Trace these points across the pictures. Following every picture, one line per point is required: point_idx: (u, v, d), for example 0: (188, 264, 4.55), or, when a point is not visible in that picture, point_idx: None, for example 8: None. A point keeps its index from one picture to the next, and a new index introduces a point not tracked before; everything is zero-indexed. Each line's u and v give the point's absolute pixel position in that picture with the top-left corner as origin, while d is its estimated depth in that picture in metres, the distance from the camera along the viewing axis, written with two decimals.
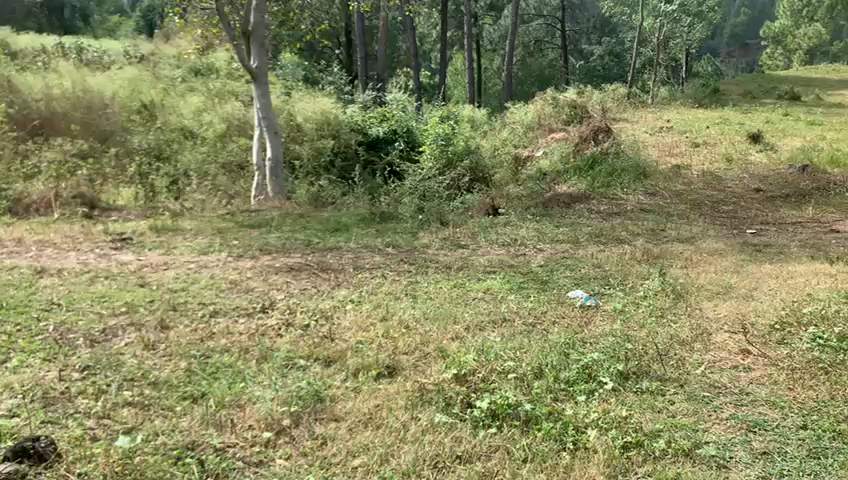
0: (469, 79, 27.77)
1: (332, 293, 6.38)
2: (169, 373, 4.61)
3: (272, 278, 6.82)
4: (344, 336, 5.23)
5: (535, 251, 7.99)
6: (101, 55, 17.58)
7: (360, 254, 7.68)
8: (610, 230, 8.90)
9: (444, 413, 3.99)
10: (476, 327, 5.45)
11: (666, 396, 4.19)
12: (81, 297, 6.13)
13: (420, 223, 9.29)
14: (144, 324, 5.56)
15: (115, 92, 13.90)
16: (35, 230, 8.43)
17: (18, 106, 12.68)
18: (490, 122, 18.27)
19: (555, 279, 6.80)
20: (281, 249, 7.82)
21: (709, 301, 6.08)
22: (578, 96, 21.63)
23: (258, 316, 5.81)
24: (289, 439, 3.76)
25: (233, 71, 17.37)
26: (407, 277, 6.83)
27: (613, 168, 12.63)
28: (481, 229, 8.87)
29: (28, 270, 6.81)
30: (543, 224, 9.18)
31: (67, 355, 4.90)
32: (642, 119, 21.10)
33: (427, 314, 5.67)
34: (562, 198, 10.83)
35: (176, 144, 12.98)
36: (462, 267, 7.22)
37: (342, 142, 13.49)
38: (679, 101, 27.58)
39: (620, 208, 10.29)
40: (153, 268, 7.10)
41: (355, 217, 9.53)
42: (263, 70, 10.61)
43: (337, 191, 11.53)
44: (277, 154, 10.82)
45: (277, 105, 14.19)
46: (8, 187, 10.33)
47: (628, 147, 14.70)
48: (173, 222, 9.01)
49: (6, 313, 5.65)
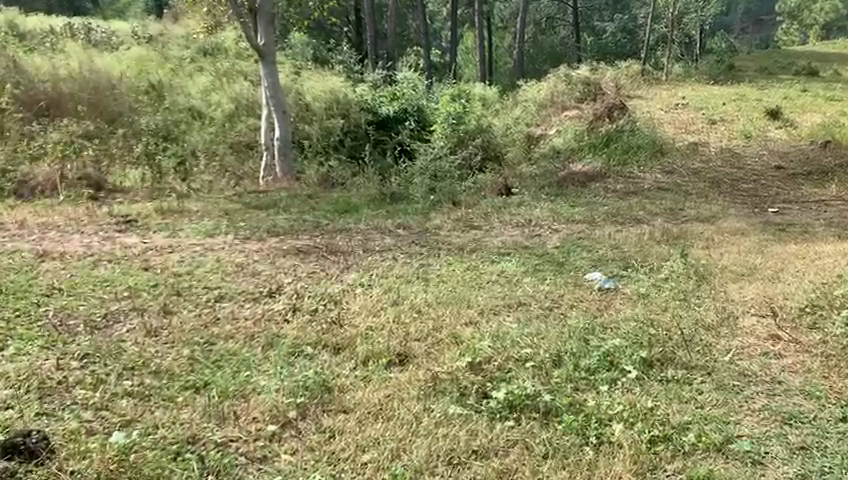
0: (479, 57, 27.29)
1: (341, 277, 6.17)
2: (171, 362, 4.43)
3: (280, 261, 6.61)
4: (353, 321, 5.01)
5: (550, 232, 7.74)
6: (109, 36, 17.36)
7: (370, 236, 7.46)
8: (627, 210, 8.62)
9: (458, 404, 3.78)
10: (491, 311, 5.24)
11: (693, 386, 3.97)
12: (83, 281, 5.95)
13: (432, 204, 9.05)
14: (147, 309, 5.37)
15: (121, 73, 13.69)
16: (40, 213, 8.26)
17: (24, 86, 12.46)
18: (502, 100, 17.90)
19: (572, 261, 6.56)
20: (290, 231, 7.61)
21: (734, 283, 5.82)
22: (591, 73, 21.21)
23: (264, 301, 5.61)
24: (295, 434, 3.56)
25: (240, 51, 17.08)
26: (419, 259, 6.62)
27: (629, 146, 12.34)
28: (494, 209, 8.63)
29: (30, 254, 6.64)
30: (557, 204, 8.92)
31: (67, 343, 4.73)
32: (657, 96, 20.67)
33: (440, 298, 5.46)
34: (577, 177, 10.54)
35: (184, 124, 12.77)
36: (475, 249, 6.98)
37: (352, 121, 13.22)
38: (694, 78, 27.06)
39: (637, 187, 10.00)
40: (158, 251, 6.91)
41: (365, 197, 9.30)
42: (270, 48, 10.32)
43: (347, 171, 11.31)
44: (286, 134, 10.57)
45: (285, 83, 13.90)
46: (12, 169, 10.17)
47: (644, 124, 14.35)
48: (179, 204, 8.81)
49: (5, 299, 5.47)
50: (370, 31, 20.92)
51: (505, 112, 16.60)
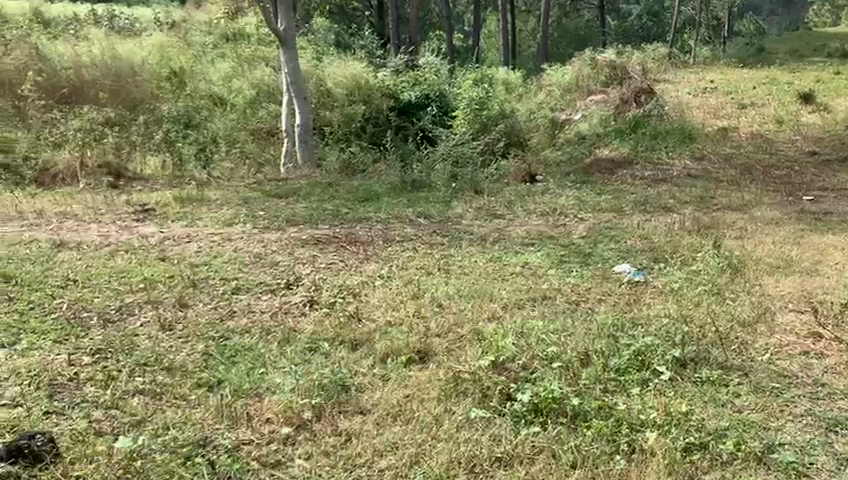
0: (503, 41, 26.89)
1: (360, 268, 6.00)
2: (185, 357, 4.31)
3: (299, 251, 6.46)
4: (372, 315, 4.86)
5: (576, 222, 7.50)
6: (132, 22, 17.30)
7: (390, 225, 7.29)
8: (656, 198, 8.33)
9: (480, 407, 3.60)
10: (515, 305, 5.06)
11: (730, 388, 3.77)
12: (99, 272, 5.85)
13: (453, 192, 8.84)
14: (162, 302, 5.25)
15: (143, 59, 13.60)
16: (60, 201, 8.20)
17: (47, 74, 12.43)
18: (527, 84, 17.56)
19: (599, 252, 6.34)
20: (309, 220, 7.46)
21: (769, 275, 5.57)
22: (618, 57, 20.77)
23: (282, 293, 5.46)
24: (310, 436, 3.42)
25: (262, 37, 16.92)
26: (440, 250, 6.44)
27: (657, 132, 12.05)
28: (517, 197, 8.40)
29: (47, 243, 6.56)
30: (583, 192, 8.66)
31: (80, 337, 4.63)
32: (685, 80, 20.20)
33: (462, 291, 5.28)
34: (603, 163, 10.26)
35: (205, 111, 12.68)
36: (498, 239, 6.78)
37: (373, 108, 13.03)
38: (723, 61, 26.46)
39: (666, 174, 9.70)
40: (175, 241, 6.80)
41: (386, 184, 9.12)
42: (290, 33, 10.14)
43: (368, 158, 11.14)
44: (306, 120, 10.41)
45: (306, 69, 13.72)
46: (34, 156, 10.14)
47: (672, 109, 14.00)
48: (199, 192, 8.70)
49: (20, 290, 5.39)
50: (392, 16, 20.67)
51: (530, 96, 16.27)
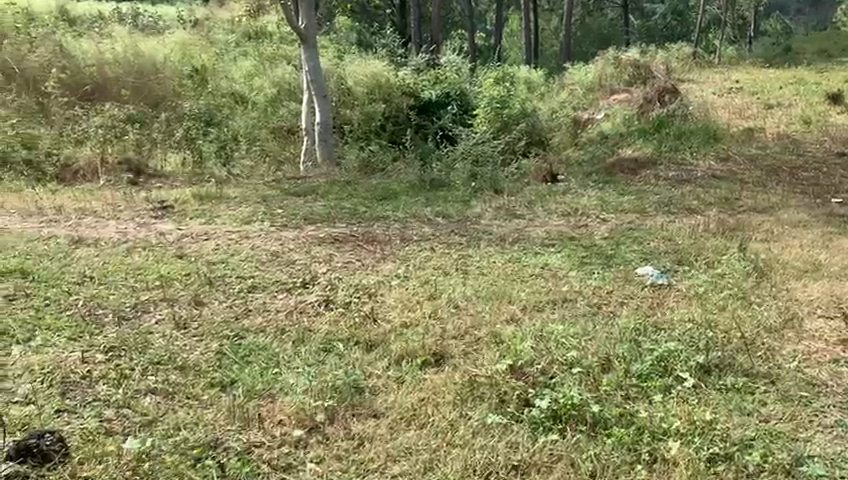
0: (525, 40, 26.70)
1: (377, 267, 5.93)
2: (198, 356, 4.25)
3: (315, 250, 6.40)
4: (388, 316, 4.78)
5: (598, 222, 7.37)
6: (156, 20, 17.38)
7: (409, 224, 7.21)
8: (679, 199, 8.17)
9: (497, 412, 3.51)
10: (534, 308, 4.95)
11: (756, 397, 3.65)
12: (115, 269, 5.83)
13: (472, 191, 8.74)
14: (178, 299, 5.21)
15: (165, 57, 13.64)
16: (80, 198, 8.21)
17: (70, 71, 12.51)
18: (548, 83, 17.39)
19: (621, 253, 6.22)
20: (327, 219, 7.40)
21: (797, 280, 5.42)
22: (642, 56, 20.53)
23: (297, 292, 5.40)
24: (322, 439, 3.35)
25: (284, 35, 16.92)
26: (458, 250, 6.34)
27: (680, 132, 11.86)
28: (538, 197, 8.29)
29: (66, 240, 6.56)
30: (605, 192, 8.53)
31: (95, 335, 4.60)
32: (710, 80, 19.92)
33: (480, 292, 5.19)
34: (626, 164, 10.10)
35: (226, 108, 12.68)
36: (518, 239, 6.67)
37: (393, 106, 12.96)
38: (748, 61, 26.09)
39: (690, 175, 9.53)
40: (193, 238, 6.77)
41: (405, 183, 9.04)
42: (310, 31, 10.11)
43: (388, 157, 11.07)
44: (326, 119, 10.36)
45: (327, 68, 13.68)
46: (57, 153, 10.19)
47: (696, 109, 13.79)
48: (218, 189, 8.68)
49: (37, 287, 5.38)
50: (414, 15, 20.59)
51: (552, 95, 16.11)
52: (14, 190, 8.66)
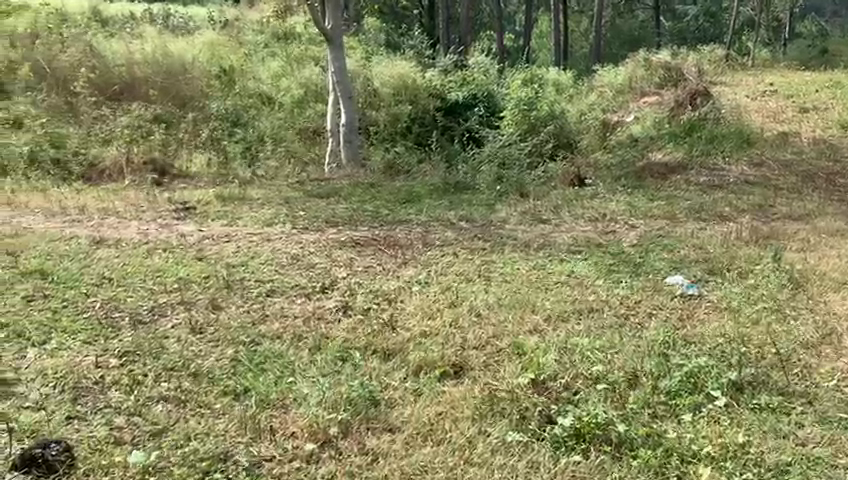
0: (555, 41, 26.40)
1: (398, 273, 5.81)
2: (213, 362, 4.16)
3: (336, 253, 6.29)
4: (407, 323, 4.65)
5: (626, 228, 7.18)
6: (186, 21, 17.46)
7: (432, 228, 7.08)
8: (711, 205, 7.94)
9: (517, 429, 3.37)
10: (559, 318, 4.80)
11: (792, 417, 3.47)
12: (135, 270, 5.78)
13: (498, 195, 8.58)
14: (195, 303, 5.14)
15: (194, 58, 13.67)
16: (105, 197, 8.21)
17: (100, 71, 12.58)
18: (578, 85, 17.15)
19: (650, 261, 6.03)
20: (349, 222, 7.30)
21: (835, 292, 5.20)
22: (674, 58, 20.17)
23: (316, 297, 5.30)
24: (335, 454, 3.25)
25: (312, 36, 16.89)
26: (481, 256, 6.20)
27: (712, 136, 11.59)
28: (565, 202, 8.11)
29: (87, 240, 6.53)
30: (635, 197, 8.32)
31: (110, 338, 4.54)
32: (743, 82, 19.51)
33: (503, 300, 5.04)
34: (656, 168, 9.88)
35: (253, 109, 12.65)
36: (543, 245, 6.50)
37: (420, 108, 12.84)
38: (783, 64, 25.55)
39: (722, 180, 9.27)
40: (214, 240, 6.70)
41: (429, 186, 8.92)
42: (337, 32, 10.02)
43: (413, 159, 10.96)
44: (351, 120, 10.26)
45: (354, 69, 13.61)
46: (84, 152, 10.23)
47: (729, 113, 13.48)
48: (241, 190, 8.62)
49: (56, 288, 5.35)
50: (443, 16, 20.48)
51: (581, 97, 15.86)
52: (41, 189, 8.69)
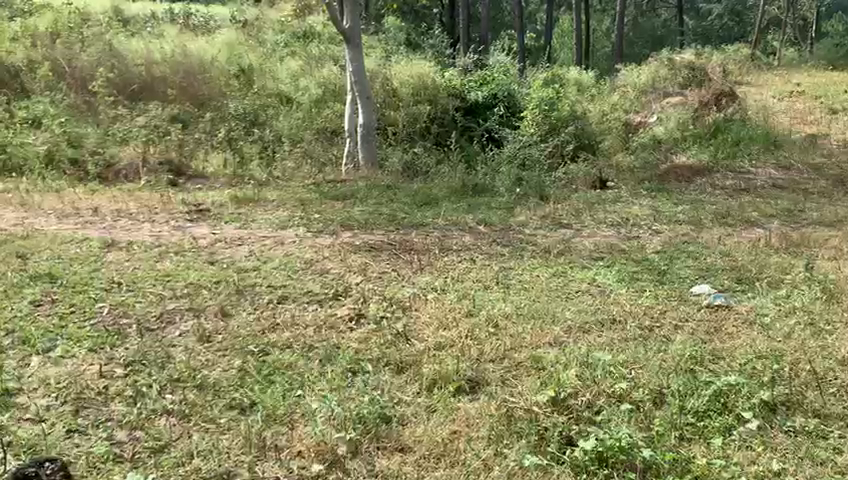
0: (577, 40, 26.07)
1: (413, 280, 5.64)
2: (219, 373, 4.02)
3: (351, 258, 6.13)
4: (422, 335, 4.48)
5: (650, 234, 6.96)
6: (207, 20, 17.41)
7: (449, 232, 6.90)
8: (738, 210, 7.69)
9: (535, 452, 3.20)
10: (580, 330, 4.60)
11: (830, 442, 3.26)
12: (145, 275, 5.65)
13: (517, 198, 8.38)
14: (204, 310, 5.00)
15: (213, 57, 13.60)
16: (120, 199, 8.11)
17: (119, 71, 12.53)
18: (599, 84, 16.88)
19: (675, 271, 5.82)
20: (365, 225, 7.13)
21: None
22: (697, 57, 19.83)
23: (329, 305, 5.14)
24: (343, 475, 3.11)
25: (332, 35, 16.77)
26: (500, 262, 6.01)
27: (738, 138, 11.29)
28: (586, 205, 7.88)
29: (99, 242, 6.42)
30: (658, 201, 8.08)
31: (115, 346, 4.41)
32: (768, 83, 19.13)
33: (521, 310, 4.85)
34: (681, 170, 9.62)
35: (271, 109, 12.53)
36: (564, 251, 6.29)
37: (439, 108, 12.66)
38: (810, 64, 25.05)
39: (749, 184, 9.00)
40: (226, 243, 6.57)
41: (447, 188, 8.73)
42: (355, 31, 9.85)
43: (432, 160, 10.77)
44: (369, 121, 10.10)
45: (372, 68, 13.44)
46: (101, 151, 10.14)
47: (756, 114, 13.18)
48: (256, 192, 8.49)
49: (64, 293, 5.24)
50: (463, 15, 20.29)
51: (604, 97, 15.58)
52: (56, 189, 8.61)
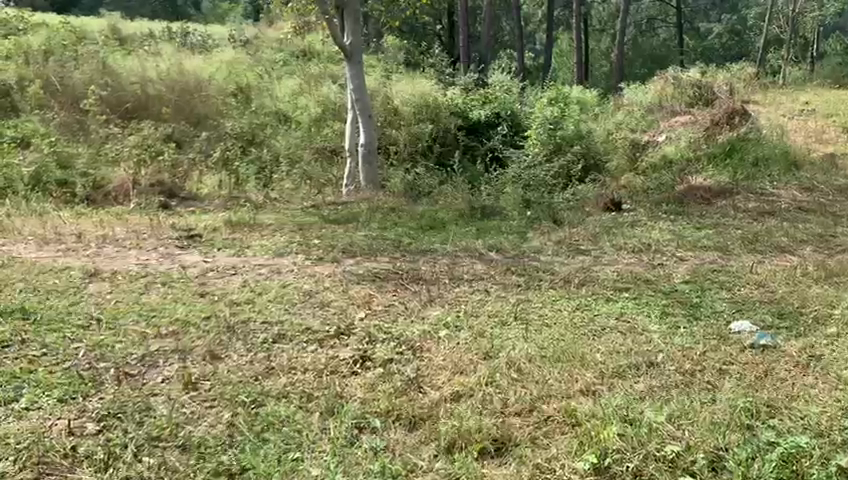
0: (578, 60, 25.72)
1: (422, 314, 5.12)
2: (205, 431, 3.53)
3: (354, 289, 5.62)
4: (437, 382, 3.99)
5: (675, 261, 6.46)
6: (206, 39, 16.99)
7: (459, 259, 6.40)
8: (766, 235, 7.19)
9: None
10: (613, 375, 4.10)
11: None
12: (129, 309, 5.14)
13: (528, 221, 7.88)
14: (191, 352, 4.48)
15: (210, 76, 13.20)
16: (107, 223, 7.60)
17: (112, 88, 12.10)
18: (605, 103, 16.48)
19: (708, 304, 5.32)
20: (368, 251, 6.62)
21: None
22: (703, 76, 19.47)
23: (331, 344, 4.63)
24: None
25: (331, 53, 16.34)
26: (517, 294, 5.50)
27: (755, 158, 10.83)
28: (604, 230, 7.38)
29: (80, 272, 5.90)
30: (680, 226, 7.58)
31: (89, 396, 3.89)
32: (777, 101, 18.73)
33: (545, 352, 4.33)
34: (699, 192, 9.14)
35: (269, 128, 12.05)
36: (585, 281, 5.78)
37: (442, 126, 12.20)
38: (816, 82, 24.70)
39: (773, 206, 8.52)
40: (218, 273, 6.05)
41: (455, 210, 8.22)
42: (356, 48, 9.39)
43: (435, 180, 10.29)
44: (371, 139, 9.62)
45: (373, 86, 13.02)
46: (91, 172, 9.63)
47: (770, 132, 12.71)
48: (252, 215, 7.98)
49: (37, 331, 4.72)
50: (463, 33, 19.92)
51: (610, 114, 15.16)
52: (40, 213, 8.09)
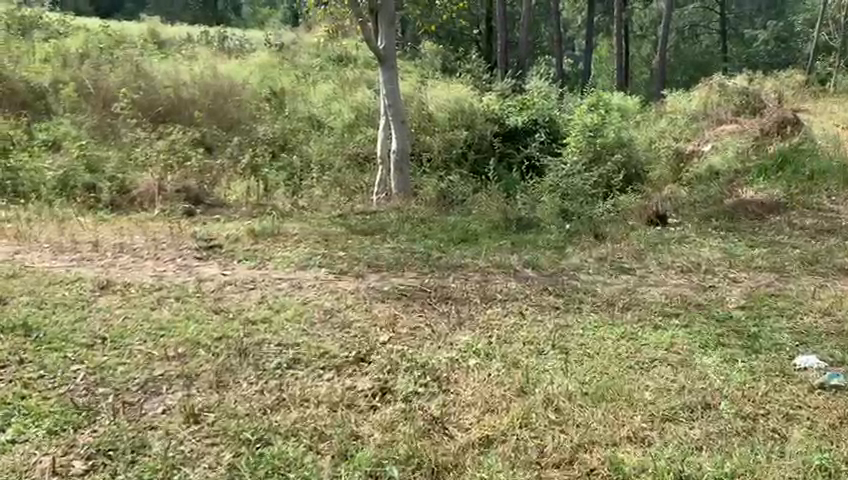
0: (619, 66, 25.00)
1: (451, 339, 4.68)
2: (202, 475, 3.17)
3: (377, 308, 5.21)
4: (465, 423, 3.58)
5: (728, 283, 5.93)
6: (242, 43, 16.80)
7: (493, 277, 5.95)
8: (828, 256, 6.61)
9: None
10: (665, 418, 3.63)
11: None
12: (138, 327, 4.79)
13: (568, 235, 7.39)
14: (197, 378, 4.11)
15: (243, 80, 12.94)
16: (128, 231, 7.31)
17: (144, 91, 11.89)
18: (647, 110, 15.84)
19: (768, 333, 4.79)
20: (396, 266, 6.21)
21: None
22: (750, 84, 18.67)
23: (349, 372, 4.22)
24: None
25: (367, 58, 16.00)
26: (555, 318, 5.04)
27: (809, 170, 10.18)
28: (650, 246, 6.86)
29: (93, 285, 5.59)
30: (730, 243, 7.04)
31: (81, 428, 3.54)
32: (829, 110, 17.86)
33: (587, 388, 3.87)
34: (751, 204, 8.56)
35: (301, 133, 11.73)
36: (631, 305, 5.29)
37: (477, 132, 11.75)
38: None
39: (832, 223, 7.90)
40: (236, 288, 5.68)
41: (489, 222, 7.77)
42: (391, 53, 9.00)
43: (469, 188, 9.87)
44: (403, 146, 9.22)
45: (407, 92, 12.64)
46: (117, 175, 9.40)
47: (824, 142, 12.01)
48: (277, 224, 7.63)
49: (38, 351, 4.39)
50: (502, 38, 19.44)
51: (653, 122, 14.56)
52: (62, 219, 7.85)
